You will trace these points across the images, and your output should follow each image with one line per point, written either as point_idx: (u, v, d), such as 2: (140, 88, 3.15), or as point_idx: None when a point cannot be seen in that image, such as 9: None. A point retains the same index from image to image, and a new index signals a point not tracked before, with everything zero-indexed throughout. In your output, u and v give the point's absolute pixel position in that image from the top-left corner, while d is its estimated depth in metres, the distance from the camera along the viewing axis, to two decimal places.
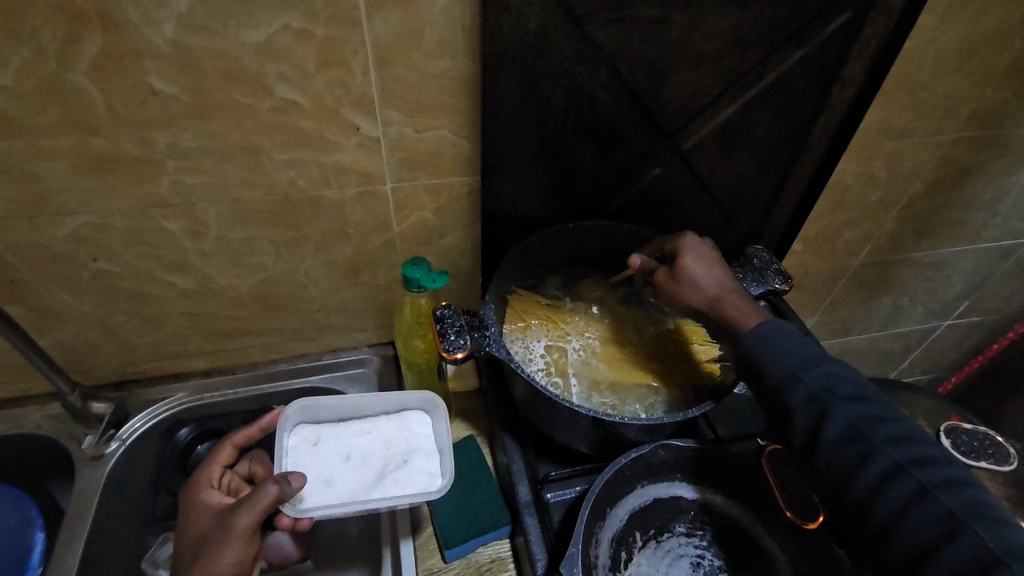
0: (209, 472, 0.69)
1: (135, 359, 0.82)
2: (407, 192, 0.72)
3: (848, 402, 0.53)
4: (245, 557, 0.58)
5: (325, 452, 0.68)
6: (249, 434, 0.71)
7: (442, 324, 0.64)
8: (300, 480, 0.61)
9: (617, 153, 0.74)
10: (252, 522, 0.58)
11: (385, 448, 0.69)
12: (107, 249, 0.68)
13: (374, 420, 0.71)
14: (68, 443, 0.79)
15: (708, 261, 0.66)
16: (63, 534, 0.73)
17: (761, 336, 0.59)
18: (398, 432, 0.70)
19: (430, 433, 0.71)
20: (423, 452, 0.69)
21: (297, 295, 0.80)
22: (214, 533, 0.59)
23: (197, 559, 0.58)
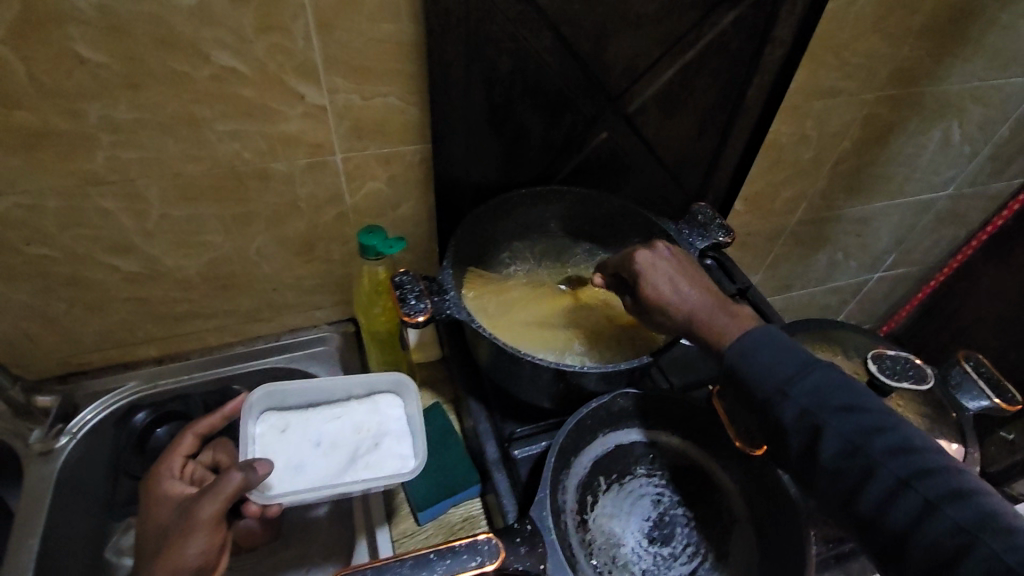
0: (170, 463, 0.65)
1: (79, 350, 0.79)
2: (357, 161, 0.71)
3: (840, 413, 0.51)
4: (213, 546, 0.55)
5: (295, 443, 0.68)
6: (213, 421, 0.69)
7: (401, 290, 0.64)
8: (266, 468, 0.60)
9: (565, 117, 0.76)
10: (218, 509, 0.56)
11: (357, 432, 0.70)
12: (40, 232, 0.65)
13: (343, 406, 0.71)
14: (11, 441, 0.75)
15: (668, 276, 0.63)
16: (15, 531, 0.70)
17: (743, 350, 0.56)
18: (369, 417, 0.71)
19: (402, 417, 0.71)
20: (395, 436, 0.69)
21: (251, 274, 0.79)
22: (176, 526, 0.56)
23: (162, 550, 0.55)
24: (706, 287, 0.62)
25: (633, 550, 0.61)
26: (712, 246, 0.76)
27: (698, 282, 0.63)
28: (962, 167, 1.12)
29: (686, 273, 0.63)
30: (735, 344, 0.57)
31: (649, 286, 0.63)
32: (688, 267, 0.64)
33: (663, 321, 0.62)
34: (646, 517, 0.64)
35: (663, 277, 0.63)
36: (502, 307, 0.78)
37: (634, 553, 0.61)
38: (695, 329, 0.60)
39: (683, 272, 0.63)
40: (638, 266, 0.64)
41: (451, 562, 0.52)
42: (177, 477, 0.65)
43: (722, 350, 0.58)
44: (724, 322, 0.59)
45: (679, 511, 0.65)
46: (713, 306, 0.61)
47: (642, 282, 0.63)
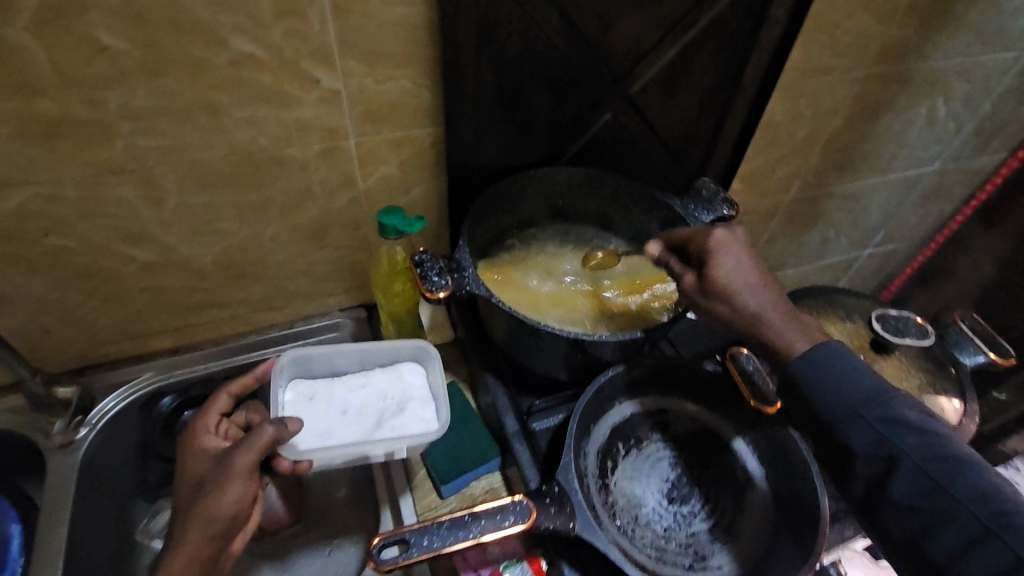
0: (206, 419, 0.63)
1: (95, 341, 0.79)
2: (370, 146, 0.72)
3: (918, 446, 0.53)
4: (247, 496, 0.55)
5: (322, 407, 0.69)
6: (246, 382, 0.68)
7: (422, 268, 0.66)
8: (297, 424, 0.62)
9: (571, 99, 0.78)
10: (253, 460, 0.55)
11: (381, 399, 0.71)
12: (59, 222, 0.65)
13: (367, 375, 0.73)
14: (32, 433, 0.75)
15: (742, 263, 0.62)
16: (42, 522, 0.70)
17: (812, 364, 0.58)
18: (393, 384, 0.72)
19: (425, 384, 0.73)
20: (419, 401, 0.71)
21: (265, 261, 0.80)
22: (211, 476, 0.56)
23: (197, 500, 0.55)
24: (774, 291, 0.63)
25: (654, 510, 0.64)
26: (718, 220, 0.79)
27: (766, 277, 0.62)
28: (947, 142, 1.15)
29: (756, 265, 0.63)
30: (802, 354, 0.59)
31: (723, 270, 0.61)
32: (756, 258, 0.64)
33: (727, 309, 0.61)
34: (664, 479, 0.66)
35: (736, 259, 0.62)
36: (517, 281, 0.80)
37: (655, 512, 0.64)
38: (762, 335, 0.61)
39: (754, 263, 0.63)
40: (713, 247, 0.63)
41: (487, 522, 0.54)
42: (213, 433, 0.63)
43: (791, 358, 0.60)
44: (790, 328, 0.61)
45: (696, 472, 0.67)
46: (779, 305, 0.61)
47: (711, 264, 0.62)
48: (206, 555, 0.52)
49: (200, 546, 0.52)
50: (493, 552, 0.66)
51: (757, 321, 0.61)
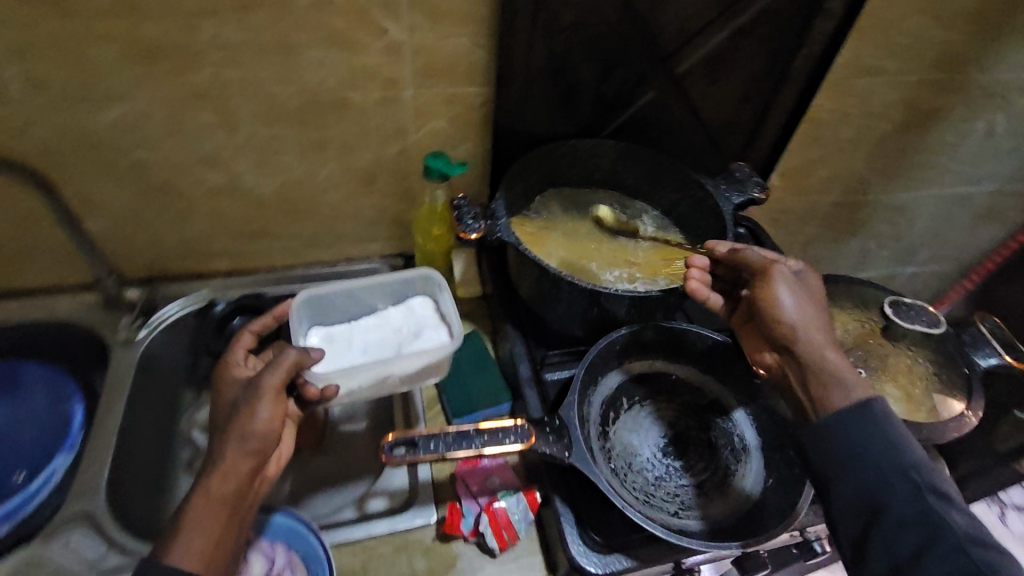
0: (235, 351, 0.65)
1: (162, 256, 0.87)
2: (425, 99, 0.78)
3: (962, 530, 0.48)
4: (277, 414, 0.57)
5: (341, 345, 0.73)
6: (265, 321, 0.71)
7: (459, 212, 0.72)
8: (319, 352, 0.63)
9: (618, 74, 0.82)
10: (279, 380, 0.58)
11: (397, 332, 0.75)
12: (147, 137, 0.73)
13: (381, 315, 0.77)
14: (101, 329, 0.83)
15: (811, 299, 0.64)
16: (102, 405, 0.77)
17: (859, 414, 0.55)
18: (406, 316, 0.77)
19: (434, 311, 0.78)
20: (432, 324, 0.76)
21: (318, 199, 0.86)
22: (242, 397, 0.58)
23: (231, 419, 0.56)
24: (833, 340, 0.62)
25: (648, 460, 0.67)
26: (748, 202, 0.81)
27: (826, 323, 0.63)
28: (1003, 161, 1.13)
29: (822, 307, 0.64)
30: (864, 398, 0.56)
31: (793, 292, 0.63)
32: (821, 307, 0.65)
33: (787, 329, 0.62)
34: (662, 437, 0.70)
35: (808, 297, 0.64)
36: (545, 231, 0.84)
37: (649, 462, 0.67)
38: (821, 375, 0.59)
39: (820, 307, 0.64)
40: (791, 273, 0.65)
41: (489, 437, 0.59)
42: (243, 365, 0.65)
43: (843, 403, 0.56)
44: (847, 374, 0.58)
45: (695, 433, 0.70)
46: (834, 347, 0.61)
47: (785, 287, 0.63)
48: (242, 470, 0.54)
49: (234, 460, 0.54)
50: (493, 482, 0.70)
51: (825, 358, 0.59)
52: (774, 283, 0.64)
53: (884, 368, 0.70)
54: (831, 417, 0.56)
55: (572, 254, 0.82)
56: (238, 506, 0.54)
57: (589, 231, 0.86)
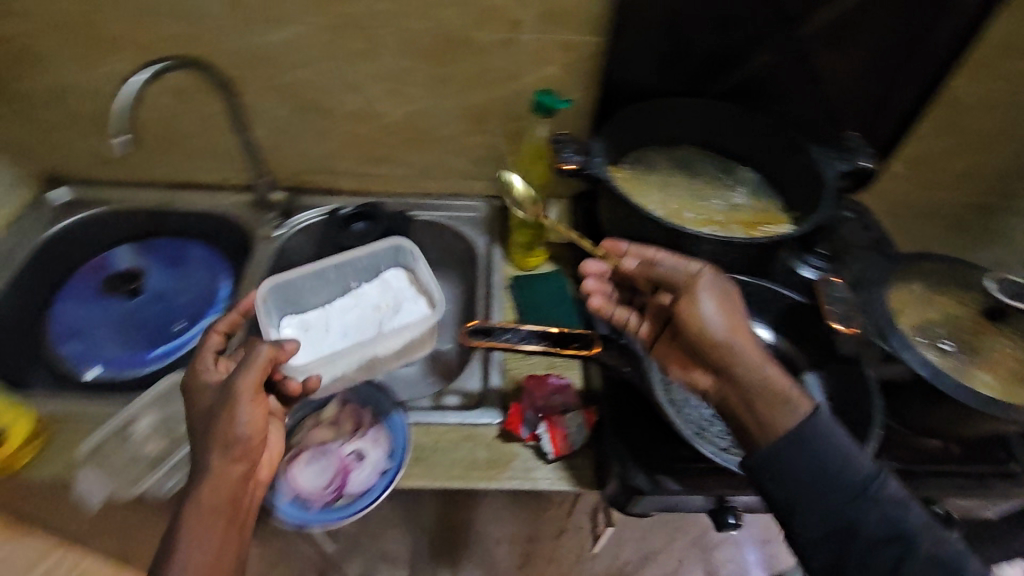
0: (202, 356, 0.63)
1: (301, 170, 1.00)
2: (543, 44, 0.84)
3: (924, 536, 0.49)
4: (258, 416, 0.56)
5: (317, 330, 0.81)
6: (232, 318, 0.68)
7: (558, 145, 0.78)
8: (294, 343, 0.61)
9: (734, 34, 0.82)
10: (255, 378, 0.56)
11: (377, 308, 0.84)
12: (305, 58, 0.85)
13: (357, 296, 0.85)
14: (249, 224, 0.98)
15: (724, 298, 0.59)
16: (244, 281, 0.92)
17: (801, 433, 0.52)
18: (378, 293, 0.85)
19: (408, 282, 0.87)
20: (409, 297, 0.84)
21: (436, 132, 0.95)
22: (217, 403, 0.56)
23: (209, 426, 0.55)
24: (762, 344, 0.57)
25: None
26: (854, 170, 0.81)
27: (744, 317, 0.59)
28: None
29: (738, 301, 0.60)
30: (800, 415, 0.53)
31: (704, 299, 0.59)
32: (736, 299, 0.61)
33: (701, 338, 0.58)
34: None
35: (722, 300, 0.59)
36: (640, 177, 0.88)
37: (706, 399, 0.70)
38: (761, 391, 0.55)
39: (734, 303, 0.60)
40: (702, 276, 0.61)
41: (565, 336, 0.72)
42: (213, 370, 0.62)
43: (788, 429, 0.52)
44: (782, 385, 0.55)
45: None
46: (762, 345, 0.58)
47: (695, 299, 0.59)
48: (231, 478, 0.54)
49: (224, 468, 0.54)
50: (556, 400, 0.76)
51: (762, 373, 0.55)
52: (697, 295, 0.60)
53: (981, 355, 0.66)
54: (781, 446, 0.52)
55: (661, 200, 0.85)
56: (235, 512, 0.54)
57: (683, 186, 0.88)
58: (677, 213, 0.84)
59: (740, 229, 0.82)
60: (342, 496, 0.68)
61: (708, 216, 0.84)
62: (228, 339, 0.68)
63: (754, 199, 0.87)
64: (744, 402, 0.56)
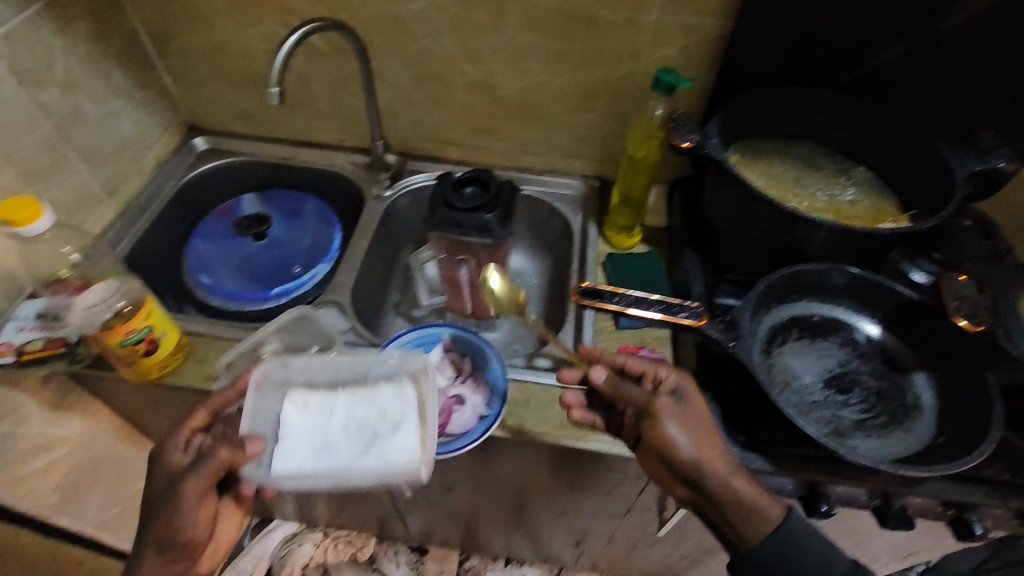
0: (176, 436, 0.65)
1: (414, 136, 1.06)
2: (667, 25, 0.85)
3: None
4: (206, 516, 0.63)
5: (318, 412, 0.70)
6: (227, 396, 0.69)
7: (675, 123, 0.78)
8: (258, 446, 0.63)
9: (868, 23, 0.80)
10: (201, 489, 0.60)
11: (378, 416, 0.69)
12: (435, 29, 0.90)
13: (369, 391, 0.71)
14: (361, 184, 1.05)
15: (692, 429, 0.61)
16: (355, 235, 0.99)
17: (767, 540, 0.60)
18: (389, 401, 0.70)
19: (421, 396, 0.70)
20: (412, 423, 0.67)
21: (546, 108, 0.98)
22: (168, 493, 0.61)
23: (162, 521, 0.61)
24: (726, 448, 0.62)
25: (809, 383, 0.70)
26: (989, 171, 0.76)
27: (716, 442, 0.61)
28: None
29: (709, 430, 0.61)
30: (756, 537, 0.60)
31: (670, 427, 0.60)
32: (709, 428, 0.61)
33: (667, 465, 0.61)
34: (828, 369, 0.72)
35: (691, 435, 0.60)
36: (752, 162, 0.86)
37: (809, 385, 0.70)
38: (728, 502, 0.60)
39: (703, 433, 0.61)
40: (663, 411, 0.61)
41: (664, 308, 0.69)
42: (181, 449, 0.64)
43: (765, 533, 0.60)
44: (744, 490, 0.60)
45: (862, 376, 0.72)
46: (732, 464, 0.61)
47: (660, 434, 0.60)
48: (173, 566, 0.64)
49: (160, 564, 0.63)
50: None
51: (731, 487, 0.60)
52: (663, 420, 0.61)
53: None
54: (766, 550, 0.60)
55: (775, 185, 0.83)
56: None
57: (797, 175, 0.85)
58: (792, 199, 0.82)
59: (857, 220, 0.80)
60: (445, 433, 0.75)
61: (823, 206, 0.81)
62: (218, 414, 0.69)
63: (866, 196, 0.84)
64: (714, 508, 0.61)
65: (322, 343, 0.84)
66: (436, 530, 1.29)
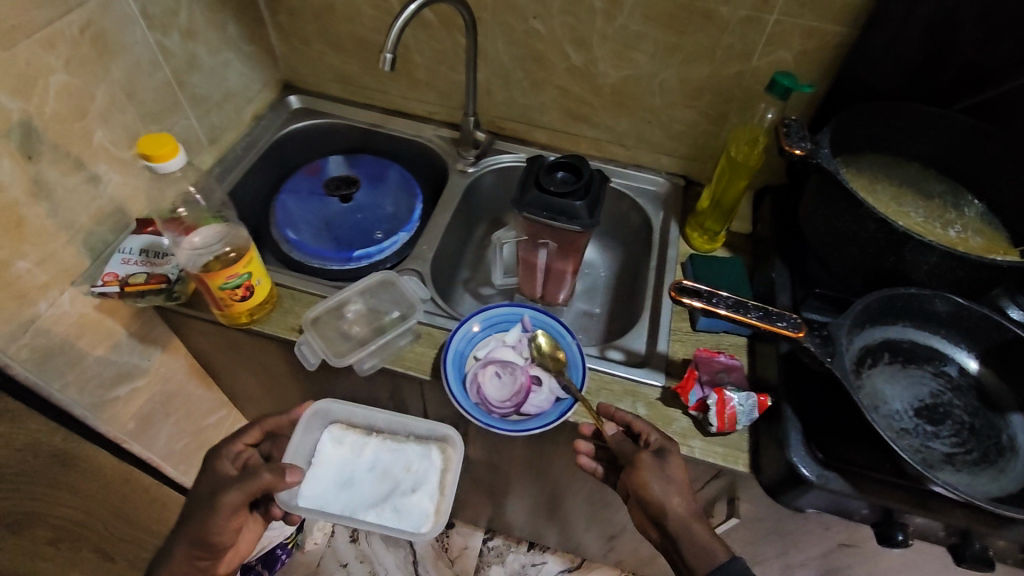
0: (232, 444, 0.79)
1: (504, 116, 1.07)
2: (786, 27, 0.83)
3: None
4: (233, 525, 0.73)
5: (354, 451, 0.93)
6: (276, 421, 0.84)
7: (787, 128, 0.76)
8: (295, 475, 0.72)
9: (1006, 43, 0.76)
10: (236, 501, 0.71)
11: (403, 469, 0.92)
12: (546, 9, 0.89)
13: (396, 449, 0.93)
14: (447, 158, 1.06)
15: (668, 476, 0.68)
16: (437, 208, 1.00)
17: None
18: (418, 457, 0.92)
19: (443, 459, 0.92)
20: (425, 490, 0.90)
21: (643, 101, 0.97)
22: (208, 498, 0.72)
23: (195, 519, 0.72)
24: (692, 500, 0.67)
25: (898, 410, 0.69)
26: None
27: (686, 488, 0.68)
28: None
29: (682, 480, 0.68)
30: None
31: (650, 476, 0.67)
32: (683, 477, 0.68)
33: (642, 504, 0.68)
34: (919, 398, 0.70)
35: (666, 481, 0.67)
36: (857, 176, 0.83)
37: (898, 412, 0.69)
38: (687, 546, 0.64)
39: (676, 478, 0.68)
40: (648, 457, 0.69)
41: (761, 316, 0.67)
42: (232, 458, 0.78)
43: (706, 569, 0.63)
44: (705, 539, 0.64)
45: (955, 410, 0.70)
46: (696, 515, 0.66)
47: (639, 475, 0.68)
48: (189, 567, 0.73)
49: (189, 558, 0.72)
50: (723, 377, 0.77)
51: (689, 532, 0.65)
52: (643, 471, 0.68)
53: None
54: None
55: (880, 201, 0.81)
56: None
57: (903, 195, 0.82)
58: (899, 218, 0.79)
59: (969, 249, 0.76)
60: (519, 412, 0.76)
61: (931, 229, 0.78)
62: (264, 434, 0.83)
63: (977, 229, 0.80)
64: (676, 553, 0.66)
65: (403, 309, 0.86)
66: (469, 505, 1.31)
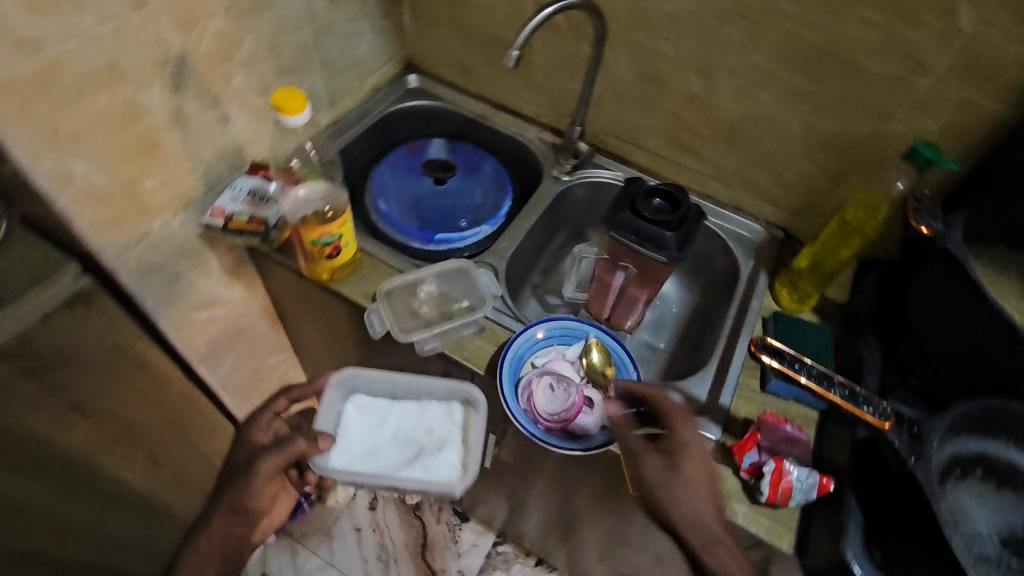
0: (263, 414, 0.84)
1: (610, 130, 1.05)
2: (938, 95, 0.76)
3: None
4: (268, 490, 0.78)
5: (376, 420, 0.91)
6: (304, 389, 0.88)
7: (918, 205, 0.72)
8: (326, 443, 0.80)
9: None
10: (272, 466, 0.76)
11: (426, 432, 0.90)
12: (678, 33, 0.87)
13: (420, 408, 0.92)
14: (545, 162, 1.06)
15: (681, 490, 0.66)
16: (525, 208, 1.00)
17: None
18: (440, 420, 0.90)
19: (465, 419, 0.89)
20: (452, 446, 0.88)
21: (759, 143, 0.93)
22: (247, 466, 0.77)
23: (234, 485, 0.77)
24: (716, 509, 0.65)
25: (983, 533, 0.62)
26: None
27: (705, 500, 0.65)
28: None
29: (699, 494, 0.65)
30: None
31: (659, 493, 0.66)
32: (701, 488, 0.66)
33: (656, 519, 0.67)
34: (1010, 526, 0.63)
35: (680, 496, 0.65)
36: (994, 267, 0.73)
37: (982, 535, 0.62)
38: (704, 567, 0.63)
39: (691, 490, 0.66)
40: (650, 473, 0.67)
41: (847, 396, 0.64)
42: (264, 426, 0.84)
43: None
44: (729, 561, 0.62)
45: None
46: (719, 537, 0.64)
47: (650, 491, 0.67)
48: (228, 533, 0.77)
49: (227, 523, 0.77)
50: (784, 449, 0.73)
51: (709, 553, 0.63)
52: (654, 488, 0.66)
53: None
54: None
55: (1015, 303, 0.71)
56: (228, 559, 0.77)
57: None
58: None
59: None
60: (566, 431, 0.76)
61: None
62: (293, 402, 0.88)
63: None
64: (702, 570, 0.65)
65: (472, 300, 0.86)
66: (488, 505, 1.30)
